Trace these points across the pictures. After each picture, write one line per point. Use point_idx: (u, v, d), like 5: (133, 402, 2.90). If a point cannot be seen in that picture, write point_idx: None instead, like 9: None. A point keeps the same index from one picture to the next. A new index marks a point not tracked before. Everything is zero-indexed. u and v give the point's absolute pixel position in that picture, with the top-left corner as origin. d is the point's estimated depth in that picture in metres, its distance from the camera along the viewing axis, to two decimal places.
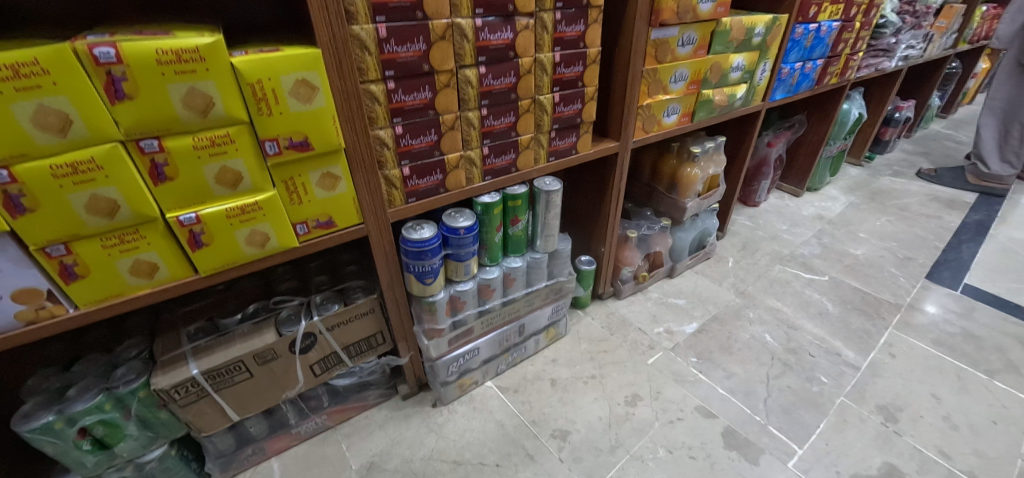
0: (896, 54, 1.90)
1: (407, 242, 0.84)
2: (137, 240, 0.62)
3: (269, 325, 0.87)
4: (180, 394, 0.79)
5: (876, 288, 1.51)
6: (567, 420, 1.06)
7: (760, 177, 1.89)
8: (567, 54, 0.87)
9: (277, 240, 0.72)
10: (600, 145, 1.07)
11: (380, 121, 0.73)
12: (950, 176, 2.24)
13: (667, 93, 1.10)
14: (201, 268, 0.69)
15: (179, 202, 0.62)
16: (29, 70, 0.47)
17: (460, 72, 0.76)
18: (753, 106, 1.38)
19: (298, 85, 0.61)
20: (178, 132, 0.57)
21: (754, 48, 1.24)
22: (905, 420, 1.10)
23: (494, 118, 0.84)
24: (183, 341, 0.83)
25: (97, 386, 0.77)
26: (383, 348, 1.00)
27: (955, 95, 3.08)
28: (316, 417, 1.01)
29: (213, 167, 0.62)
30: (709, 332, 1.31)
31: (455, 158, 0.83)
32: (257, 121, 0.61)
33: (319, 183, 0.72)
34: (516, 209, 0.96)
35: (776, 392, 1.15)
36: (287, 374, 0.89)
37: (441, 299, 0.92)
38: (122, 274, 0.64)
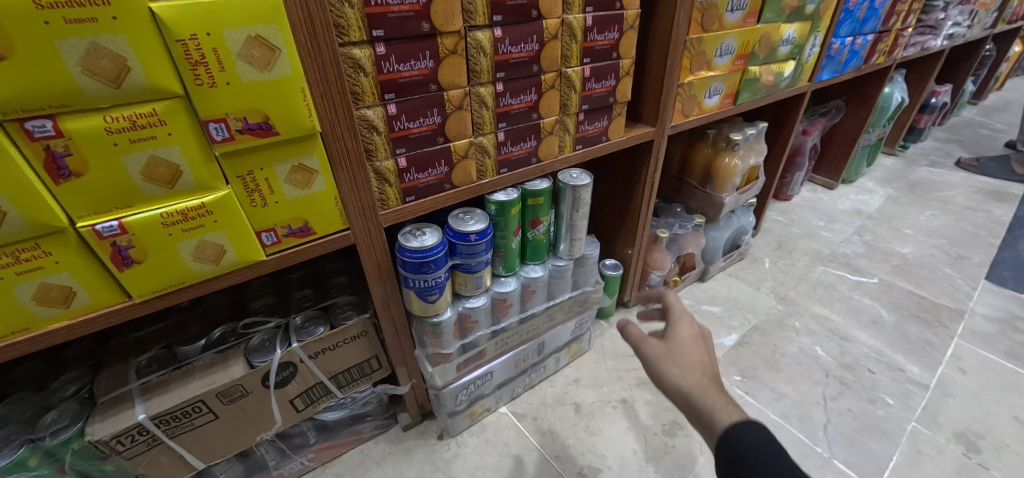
0: (943, 31, 1.72)
1: (405, 252, 0.67)
2: (39, 258, 0.46)
3: (236, 355, 0.71)
4: (125, 444, 0.63)
5: (932, 291, 1.35)
6: (596, 455, 0.90)
7: (794, 168, 1.72)
8: (601, 17, 0.70)
9: (237, 253, 0.56)
10: (633, 132, 0.90)
11: (368, 98, 0.56)
12: (993, 166, 2.06)
13: (711, 69, 0.94)
14: (136, 290, 0.53)
15: (95, 207, 0.46)
16: None
17: (469, 35, 0.59)
18: (799, 87, 1.21)
19: (250, 45, 0.45)
20: (81, 109, 0.41)
21: (806, 17, 1.07)
22: (987, 450, 0.95)
23: (512, 96, 0.68)
24: (131, 376, 0.67)
25: (20, 438, 0.62)
26: (378, 375, 0.84)
27: (987, 80, 2.89)
28: (301, 457, 0.85)
29: (139, 159, 0.45)
30: (751, 345, 1.15)
31: (463, 146, 0.67)
32: (195, 94, 0.45)
33: (289, 179, 0.55)
34: (537, 208, 0.80)
35: (835, 417, 0.99)
36: (261, 412, 0.73)
37: (447, 319, 0.76)
38: (24, 303, 0.48)
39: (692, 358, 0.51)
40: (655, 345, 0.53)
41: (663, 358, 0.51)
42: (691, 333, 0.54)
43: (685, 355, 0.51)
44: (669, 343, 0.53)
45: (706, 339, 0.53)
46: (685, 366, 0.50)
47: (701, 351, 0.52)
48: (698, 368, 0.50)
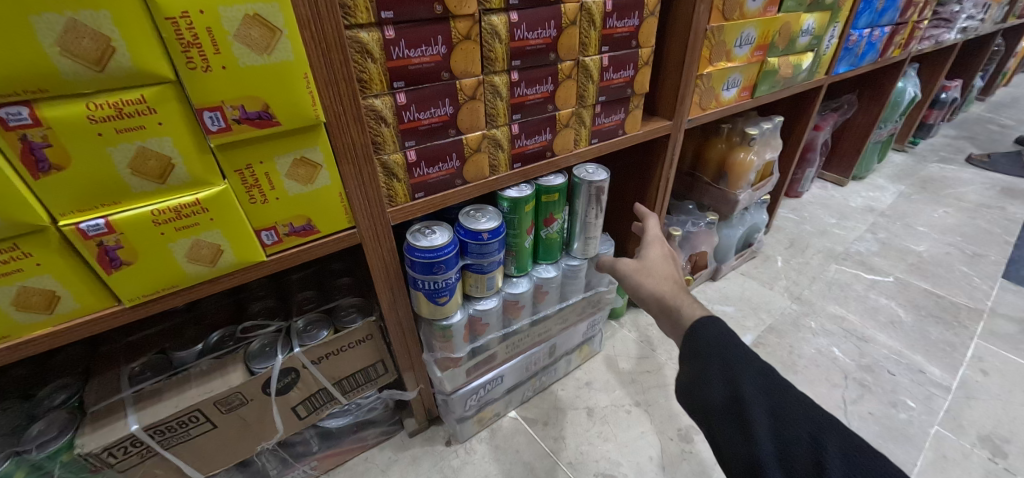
0: (957, 24, 1.69)
1: (414, 251, 0.63)
2: (18, 260, 0.42)
3: (235, 361, 0.67)
4: (118, 457, 0.59)
5: (950, 291, 1.31)
6: (611, 462, 0.87)
7: (805, 164, 1.68)
8: (621, 2, 0.66)
9: (235, 254, 0.52)
10: (650, 125, 0.87)
11: (375, 86, 0.52)
12: (1005, 162, 2.03)
13: (730, 60, 0.90)
14: (126, 294, 0.49)
15: (78, 203, 0.42)
16: None
17: (484, 19, 0.55)
18: (816, 80, 1.17)
19: (248, 25, 0.41)
20: (59, 94, 0.37)
21: (826, 7, 1.03)
22: (1015, 454, 0.91)
23: (527, 86, 0.64)
24: (123, 383, 0.63)
25: (5, 450, 0.58)
26: (384, 380, 0.80)
27: (995, 75, 2.86)
28: (303, 465, 0.81)
29: (126, 150, 0.41)
30: (767, 347, 1.12)
31: (476, 139, 0.63)
32: (187, 79, 0.41)
33: (291, 173, 0.51)
34: (551, 206, 0.76)
35: (856, 421, 0.96)
36: (262, 421, 0.69)
37: (458, 322, 0.73)
38: (3, 309, 0.44)
39: (661, 272, 0.62)
40: (631, 264, 0.65)
41: (639, 273, 0.64)
42: (661, 255, 0.67)
43: (657, 269, 0.63)
44: (643, 263, 0.65)
45: (672, 257, 0.66)
46: (657, 276, 0.62)
47: (669, 266, 0.64)
48: (667, 277, 0.61)
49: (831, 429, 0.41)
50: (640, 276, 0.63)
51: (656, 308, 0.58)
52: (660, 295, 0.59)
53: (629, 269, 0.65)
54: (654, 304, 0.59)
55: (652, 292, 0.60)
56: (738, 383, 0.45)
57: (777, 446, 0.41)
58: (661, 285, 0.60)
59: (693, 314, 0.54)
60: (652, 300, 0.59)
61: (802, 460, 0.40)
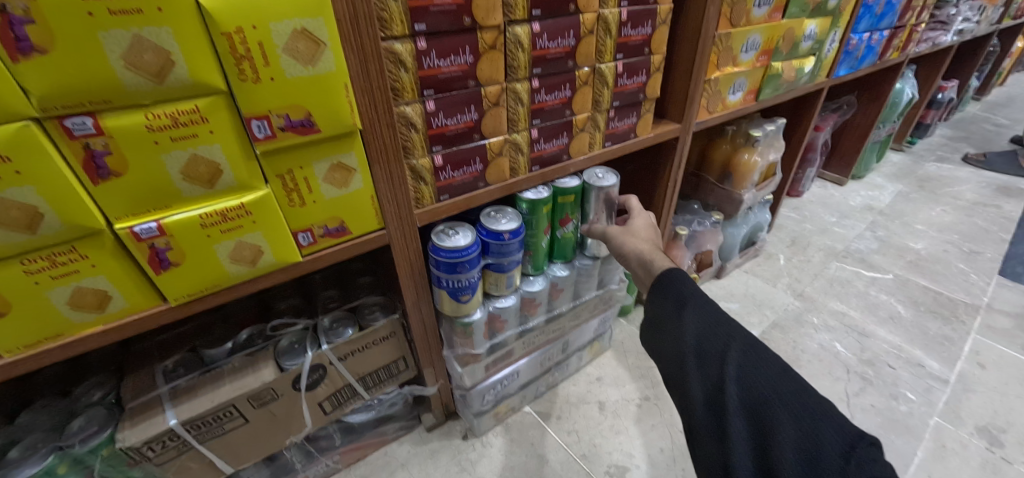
0: (954, 26, 1.72)
1: (439, 251, 0.66)
2: (75, 261, 0.44)
3: (266, 358, 0.69)
4: (156, 450, 0.62)
5: (947, 287, 1.35)
6: (623, 453, 0.90)
7: (805, 164, 1.71)
8: (635, 11, 0.69)
9: (273, 255, 0.54)
10: (659, 128, 0.89)
11: (407, 94, 0.55)
12: (1001, 161, 2.07)
13: (737, 65, 0.93)
14: (172, 293, 0.51)
15: (133, 207, 0.44)
16: None
17: (509, 30, 0.58)
18: (817, 83, 1.20)
19: (296, 39, 0.43)
20: (121, 105, 0.39)
21: (828, 13, 1.06)
22: (1011, 445, 0.95)
23: (547, 93, 0.66)
24: (158, 381, 0.66)
25: (48, 445, 0.60)
26: (405, 376, 0.83)
27: (991, 75, 2.90)
28: (327, 459, 0.84)
29: (180, 157, 0.44)
30: (771, 342, 1.15)
31: (498, 144, 0.66)
32: (239, 90, 0.43)
33: (328, 178, 0.54)
34: (567, 207, 0.79)
35: (859, 413, 0.99)
36: (291, 416, 0.72)
37: (478, 319, 0.75)
38: (59, 309, 0.47)
39: (641, 236, 0.68)
40: (615, 228, 0.72)
41: (622, 235, 0.70)
42: (644, 223, 0.73)
43: (638, 233, 0.69)
44: (628, 229, 0.71)
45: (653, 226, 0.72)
46: (639, 237, 0.68)
47: (650, 233, 0.71)
48: (647, 239, 0.68)
49: (744, 335, 0.46)
50: (623, 238, 0.69)
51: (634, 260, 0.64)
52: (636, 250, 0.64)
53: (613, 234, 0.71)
54: (632, 258, 0.65)
55: (632, 250, 0.65)
56: (681, 299, 0.50)
57: (697, 342, 0.46)
58: (639, 241, 0.66)
59: (663, 261, 0.59)
60: (631, 254, 0.65)
61: (712, 364, 0.44)
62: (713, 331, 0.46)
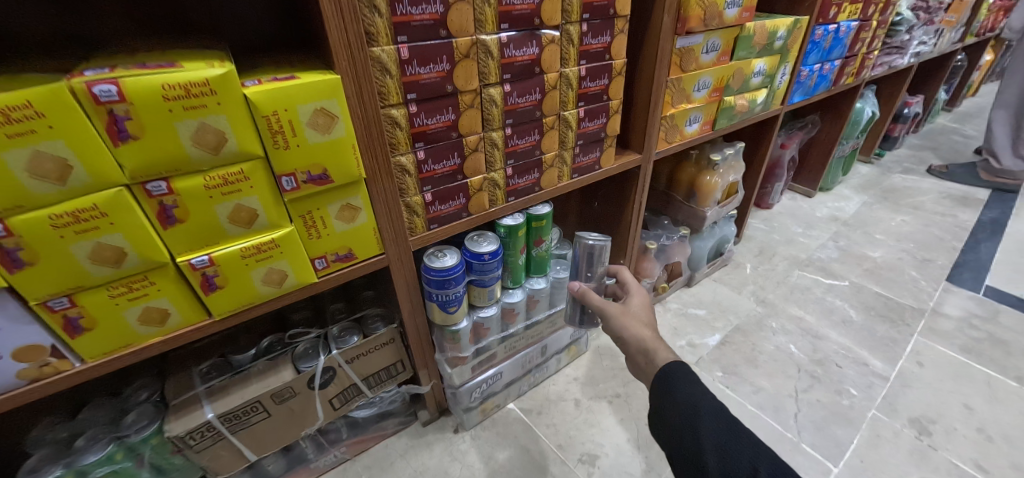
0: (909, 50, 1.87)
1: (429, 271, 0.79)
2: (146, 287, 0.58)
3: (285, 362, 0.82)
4: (195, 439, 0.74)
5: (898, 293, 1.48)
6: (595, 443, 1.02)
7: (773, 179, 1.85)
8: (592, 67, 0.83)
9: (295, 278, 0.67)
10: (623, 159, 1.03)
11: (402, 147, 0.68)
12: (962, 172, 2.21)
13: (690, 102, 1.06)
14: (215, 311, 0.64)
15: (190, 245, 0.58)
16: (21, 114, 0.43)
17: (484, 92, 0.72)
18: (772, 110, 1.34)
19: (316, 115, 0.57)
20: (187, 171, 0.53)
21: (774, 52, 1.19)
22: (938, 434, 1.07)
23: (519, 138, 0.80)
24: (196, 381, 0.79)
25: (107, 436, 0.73)
26: (402, 376, 0.96)
27: (960, 88, 3.06)
28: (335, 450, 0.97)
29: (227, 207, 0.57)
30: (733, 344, 1.28)
31: (478, 181, 0.79)
32: (272, 155, 0.56)
33: (339, 215, 0.67)
34: (540, 230, 0.92)
35: (806, 407, 1.12)
36: (306, 411, 0.84)
37: (464, 328, 0.88)
38: (131, 324, 0.60)
39: (640, 318, 0.70)
40: (614, 308, 0.73)
41: (623, 317, 0.72)
42: (641, 303, 0.74)
43: (638, 316, 0.71)
44: (627, 308, 0.73)
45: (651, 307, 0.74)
46: (640, 322, 0.70)
47: (647, 313, 0.72)
48: (645, 323, 0.69)
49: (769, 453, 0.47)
50: (621, 319, 0.71)
51: (635, 347, 0.66)
52: (638, 340, 0.66)
53: (613, 312, 0.73)
54: (633, 345, 0.67)
55: (633, 336, 0.67)
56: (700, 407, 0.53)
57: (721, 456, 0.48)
58: (641, 329, 0.67)
59: (668, 356, 0.62)
60: (633, 342, 0.67)
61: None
62: (739, 448, 0.48)
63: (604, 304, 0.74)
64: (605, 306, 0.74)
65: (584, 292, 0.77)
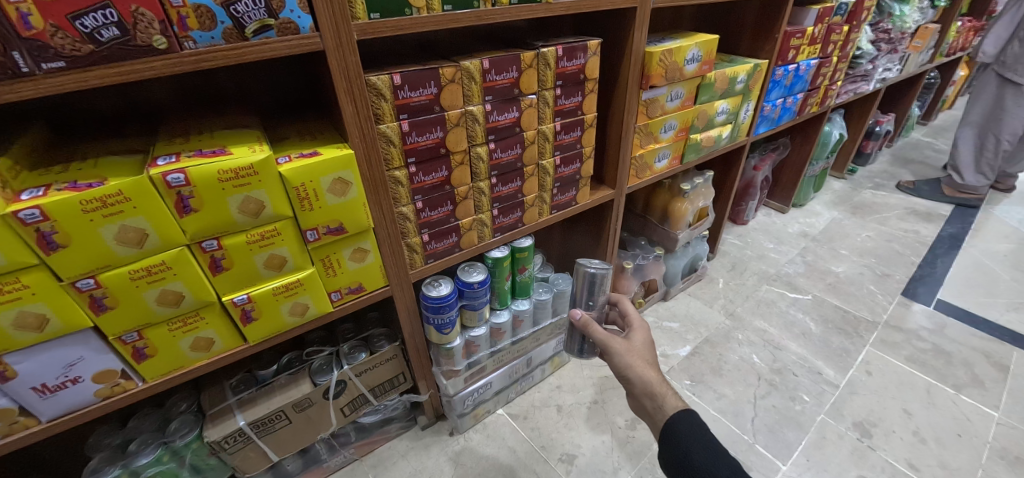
0: (874, 77, 2.00)
1: (427, 298, 0.93)
2: (197, 321, 0.72)
3: (303, 376, 0.96)
4: (229, 443, 0.88)
5: (855, 306, 1.62)
6: (573, 445, 1.16)
7: (747, 198, 1.99)
8: (566, 122, 0.96)
9: (316, 309, 0.81)
10: (598, 194, 1.16)
11: (403, 199, 0.82)
12: (928, 188, 2.35)
13: (658, 142, 1.19)
14: (250, 337, 0.78)
15: (233, 287, 0.71)
16: (114, 199, 0.56)
17: (472, 151, 0.86)
18: (738, 142, 1.47)
19: (335, 183, 0.70)
20: (233, 232, 0.66)
21: (736, 93, 1.32)
22: (878, 435, 1.21)
23: (502, 185, 0.94)
24: (228, 393, 0.92)
25: (155, 441, 0.86)
26: (404, 386, 1.09)
27: (934, 103, 3.21)
28: (345, 451, 1.10)
29: (263, 256, 0.71)
30: (701, 355, 1.43)
31: (468, 222, 0.93)
32: (300, 215, 0.70)
33: (351, 257, 0.81)
34: (523, 259, 1.06)
35: (762, 412, 1.26)
36: (321, 418, 0.98)
37: (457, 345, 1.02)
38: (183, 350, 0.73)
39: (643, 357, 0.79)
40: (620, 344, 0.82)
41: (629, 354, 0.80)
42: (642, 339, 0.83)
43: (642, 354, 0.80)
44: (631, 345, 0.82)
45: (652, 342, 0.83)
46: (645, 361, 0.79)
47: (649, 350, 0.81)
48: (650, 364, 0.78)
49: None
50: (626, 356, 0.79)
51: (640, 390, 0.76)
52: (645, 382, 0.75)
53: (617, 349, 0.81)
54: (638, 386, 0.76)
55: (640, 378, 0.76)
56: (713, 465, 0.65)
57: None
58: (647, 371, 0.76)
59: (675, 404, 0.73)
60: (639, 384, 0.76)
61: None
62: None
63: (610, 340, 0.82)
64: (609, 341, 0.82)
65: (589, 324, 0.84)
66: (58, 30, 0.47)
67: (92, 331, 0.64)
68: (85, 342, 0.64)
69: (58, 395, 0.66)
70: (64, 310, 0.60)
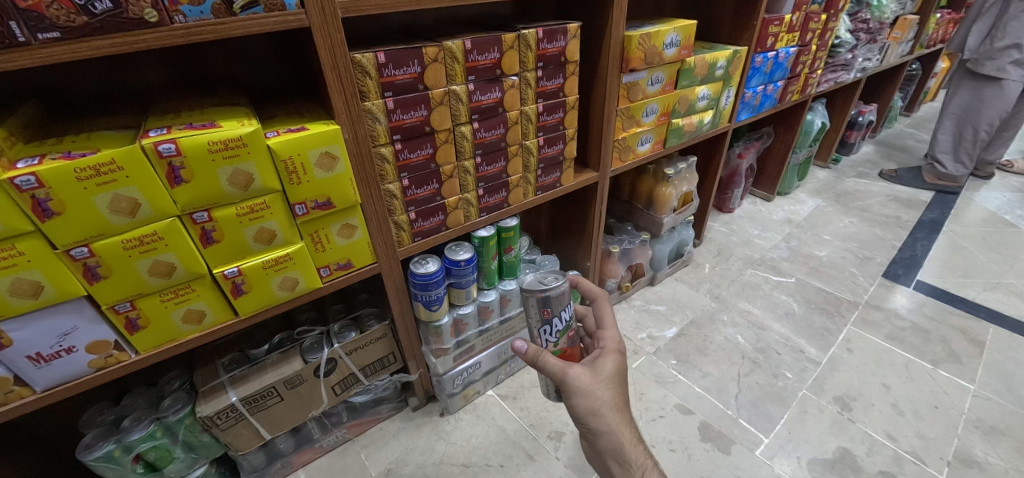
0: (855, 67, 2.04)
1: (415, 276, 0.96)
2: (189, 293, 0.74)
3: (295, 354, 0.98)
4: (221, 419, 0.89)
5: (837, 287, 1.66)
6: (562, 422, 1.19)
7: (732, 186, 2.04)
8: (548, 104, 0.99)
9: (305, 283, 0.83)
10: (582, 176, 1.20)
11: (390, 177, 0.85)
12: (909, 176, 2.41)
13: (640, 125, 1.22)
14: (242, 311, 0.80)
15: (223, 259, 0.74)
16: (107, 168, 0.58)
17: (456, 129, 0.88)
18: (720, 128, 1.51)
19: (322, 157, 0.73)
20: (223, 204, 0.69)
21: (717, 79, 1.36)
22: (857, 408, 1.24)
23: (487, 165, 0.97)
24: (220, 371, 0.94)
25: (148, 417, 0.87)
26: (394, 366, 1.11)
27: (916, 94, 3.28)
28: (337, 431, 1.12)
29: (253, 229, 0.73)
30: (687, 336, 1.46)
31: (454, 201, 0.96)
32: (288, 188, 0.72)
33: (339, 233, 0.83)
34: (509, 239, 1.10)
35: (746, 389, 1.29)
36: (312, 396, 0.99)
37: (446, 323, 1.05)
38: (175, 322, 0.75)
39: (601, 400, 0.68)
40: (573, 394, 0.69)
41: (592, 413, 0.68)
42: (613, 370, 0.71)
43: (594, 398, 0.68)
44: (594, 379, 0.69)
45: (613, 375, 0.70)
46: (613, 420, 0.67)
47: (602, 391, 0.68)
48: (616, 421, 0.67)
49: None
50: (588, 399, 0.68)
51: (604, 448, 0.68)
52: (615, 445, 0.67)
53: (574, 389, 0.68)
54: (603, 443, 0.68)
55: (608, 432, 0.67)
56: None
57: None
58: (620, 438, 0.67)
59: None
60: (604, 440, 0.68)
61: None
62: None
63: (561, 376, 0.69)
64: (566, 374, 0.68)
65: (538, 356, 0.70)
66: (53, 1, 0.50)
67: (85, 300, 0.66)
68: (78, 311, 0.66)
69: (53, 364, 0.68)
70: (59, 278, 0.62)
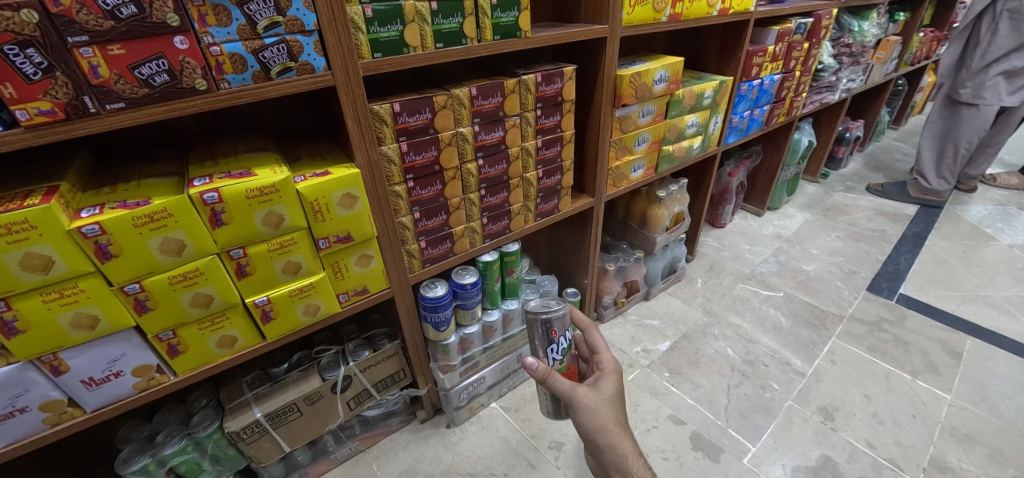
0: (839, 87, 2.14)
1: (424, 299, 1.04)
2: (223, 321, 0.82)
3: (313, 372, 1.06)
4: (247, 434, 0.96)
5: (823, 301, 1.75)
6: (561, 433, 1.26)
7: (724, 202, 2.13)
8: (546, 139, 1.08)
9: (326, 309, 0.91)
10: (579, 201, 1.28)
11: (403, 211, 0.93)
12: (895, 189, 2.50)
13: (632, 153, 1.31)
14: (269, 335, 0.88)
15: (254, 289, 0.82)
16: (159, 215, 0.66)
17: (462, 167, 0.97)
18: (709, 151, 1.60)
19: (344, 198, 0.81)
20: (256, 241, 0.76)
21: (704, 108, 1.45)
22: (839, 418, 1.32)
23: (490, 196, 1.05)
24: (245, 389, 1.02)
25: (180, 433, 0.94)
26: (404, 381, 1.19)
27: (903, 108, 3.39)
28: (350, 443, 1.20)
29: (281, 262, 0.81)
30: (680, 349, 1.54)
31: (461, 230, 1.04)
32: (314, 226, 0.80)
33: (357, 262, 0.91)
34: (511, 263, 1.18)
35: (735, 400, 1.37)
36: (329, 411, 1.07)
37: (452, 342, 1.13)
38: (210, 347, 0.83)
39: (610, 417, 0.75)
40: (581, 412, 0.76)
41: (599, 432, 0.75)
42: (613, 390, 0.79)
43: (600, 416, 0.75)
44: (598, 398, 0.77)
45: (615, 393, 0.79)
46: (619, 434, 0.75)
47: (607, 409, 0.76)
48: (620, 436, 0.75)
49: None
50: (595, 416, 0.75)
51: (611, 463, 0.76)
52: (620, 458, 0.74)
53: (582, 406, 0.75)
54: (610, 458, 0.75)
55: (613, 448, 0.75)
56: None
57: None
58: (624, 453, 0.74)
59: None
60: (611, 455, 0.75)
61: None
62: None
63: (571, 396, 0.76)
64: (574, 394, 0.76)
65: (548, 374, 0.75)
66: (120, 78, 0.58)
67: (133, 330, 0.74)
68: (127, 340, 0.74)
69: (103, 387, 0.75)
70: (113, 312, 0.69)
